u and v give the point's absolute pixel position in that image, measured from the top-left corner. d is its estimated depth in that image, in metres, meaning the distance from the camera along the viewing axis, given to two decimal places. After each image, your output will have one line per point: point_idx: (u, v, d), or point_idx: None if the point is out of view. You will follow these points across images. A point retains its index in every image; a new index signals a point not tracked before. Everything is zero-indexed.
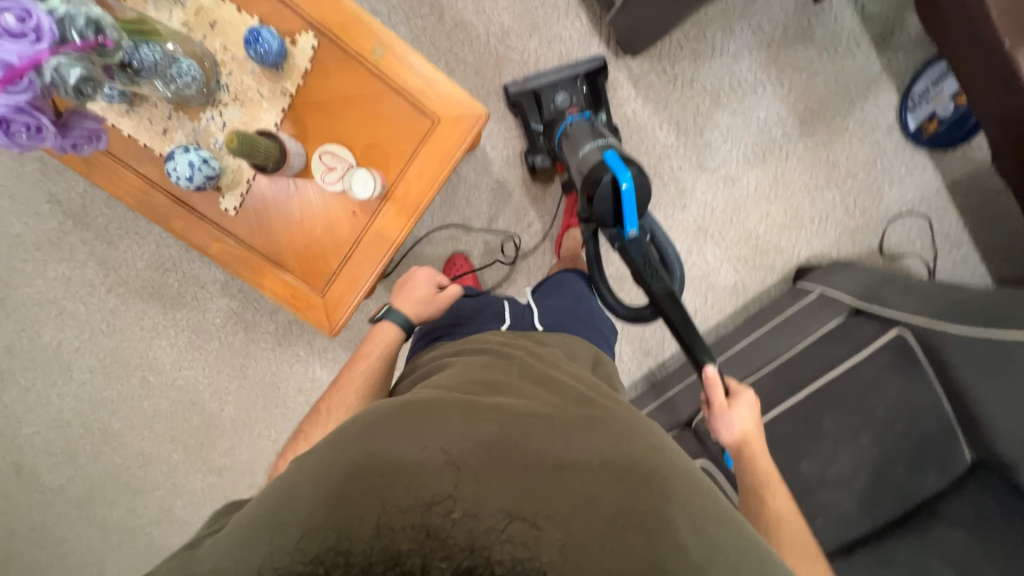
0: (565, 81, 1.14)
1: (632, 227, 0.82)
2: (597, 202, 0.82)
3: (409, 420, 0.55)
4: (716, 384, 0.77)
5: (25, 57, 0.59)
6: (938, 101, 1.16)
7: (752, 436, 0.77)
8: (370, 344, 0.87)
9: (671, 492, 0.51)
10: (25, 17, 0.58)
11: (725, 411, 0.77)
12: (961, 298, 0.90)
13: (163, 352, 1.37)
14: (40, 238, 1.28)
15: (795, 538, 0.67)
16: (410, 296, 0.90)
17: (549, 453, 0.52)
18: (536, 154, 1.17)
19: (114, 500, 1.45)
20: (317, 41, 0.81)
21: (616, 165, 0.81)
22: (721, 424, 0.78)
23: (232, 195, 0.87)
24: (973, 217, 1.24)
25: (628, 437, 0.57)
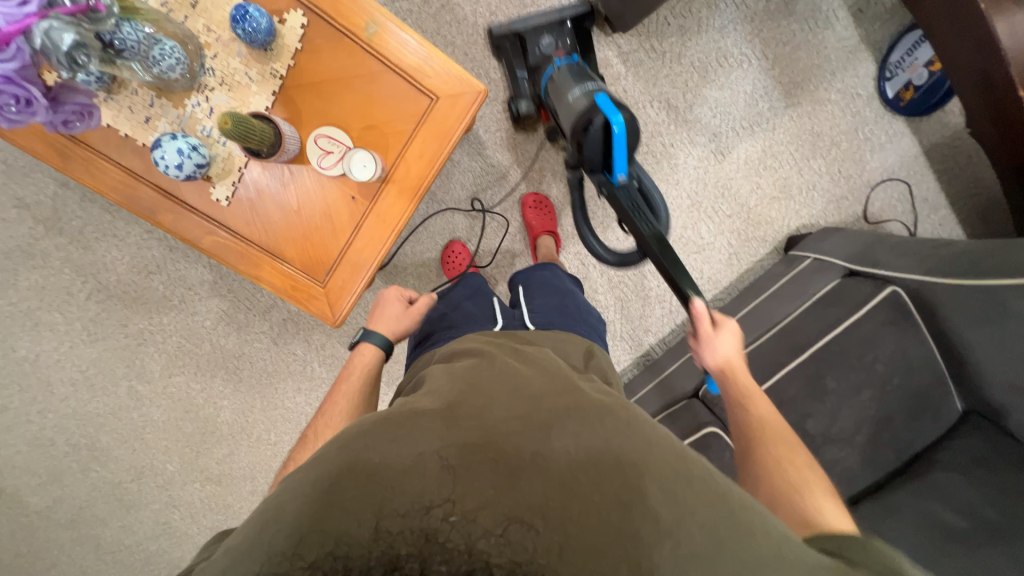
0: (552, 24, 1.08)
1: (620, 172, 0.88)
2: (588, 146, 0.86)
3: (391, 421, 0.52)
4: (702, 315, 0.82)
5: (13, 21, 0.59)
6: (912, 70, 1.20)
7: (737, 362, 0.79)
8: (350, 370, 0.81)
9: (653, 463, 0.48)
10: None
11: (710, 337, 0.81)
12: (948, 252, 0.93)
13: (151, 359, 1.31)
14: (9, 245, 1.21)
15: (787, 439, 0.67)
16: (387, 302, 0.88)
17: (529, 440, 0.49)
18: (520, 100, 1.13)
19: (107, 518, 1.39)
20: (307, 20, 0.78)
21: (607, 107, 0.82)
22: (706, 350, 0.81)
23: (223, 184, 0.83)
24: (949, 180, 1.29)
25: (603, 416, 0.53)
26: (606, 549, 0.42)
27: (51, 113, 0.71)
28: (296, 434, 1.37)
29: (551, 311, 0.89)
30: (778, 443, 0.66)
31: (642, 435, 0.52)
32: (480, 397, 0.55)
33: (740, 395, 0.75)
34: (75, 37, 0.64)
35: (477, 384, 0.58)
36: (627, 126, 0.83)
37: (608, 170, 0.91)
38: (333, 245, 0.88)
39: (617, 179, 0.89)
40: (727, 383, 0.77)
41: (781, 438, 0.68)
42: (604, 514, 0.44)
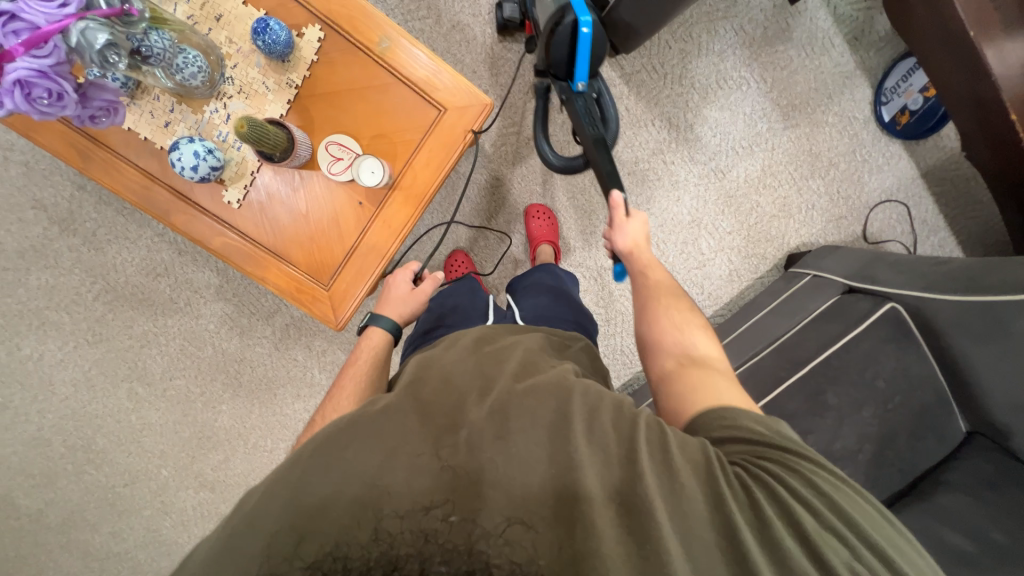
0: None
1: (581, 80, 0.90)
2: (554, 46, 0.86)
3: (368, 416, 0.50)
4: (619, 205, 0.84)
5: (52, 21, 0.61)
6: (908, 95, 1.23)
7: (642, 246, 0.81)
8: (358, 354, 0.81)
9: (606, 430, 0.49)
10: None
11: (622, 221, 0.83)
12: (946, 269, 0.94)
13: (154, 361, 1.32)
14: (23, 245, 1.23)
15: (676, 292, 0.72)
16: (394, 286, 0.92)
17: (492, 424, 0.49)
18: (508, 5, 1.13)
19: (97, 523, 1.37)
20: (324, 34, 0.82)
21: (578, 7, 0.83)
22: (617, 234, 0.83)
23: (236, 187, 0.86)
24: (947, 202, 1.31)
25: (567, 395, 0.51)
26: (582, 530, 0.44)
27: (79, 110, 0.72)
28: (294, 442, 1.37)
29: (541, 309, 0.90)
30: (667, 299, 0.71)
31: (602, 409, 0.51)
32: (454, 385, 0.54)
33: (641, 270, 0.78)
34: (108, 37, 0.65)
35: (450, 377, 0.56)
36: (593, 37, 0.85)
37: (570, 78, 0.93)
38: (338, 249, 0.89)
39: (576, 86, 0.92)
40: (631, 261, 0.80)
41: (672, 296, 0.72)
42: (569, 489, 0.45)
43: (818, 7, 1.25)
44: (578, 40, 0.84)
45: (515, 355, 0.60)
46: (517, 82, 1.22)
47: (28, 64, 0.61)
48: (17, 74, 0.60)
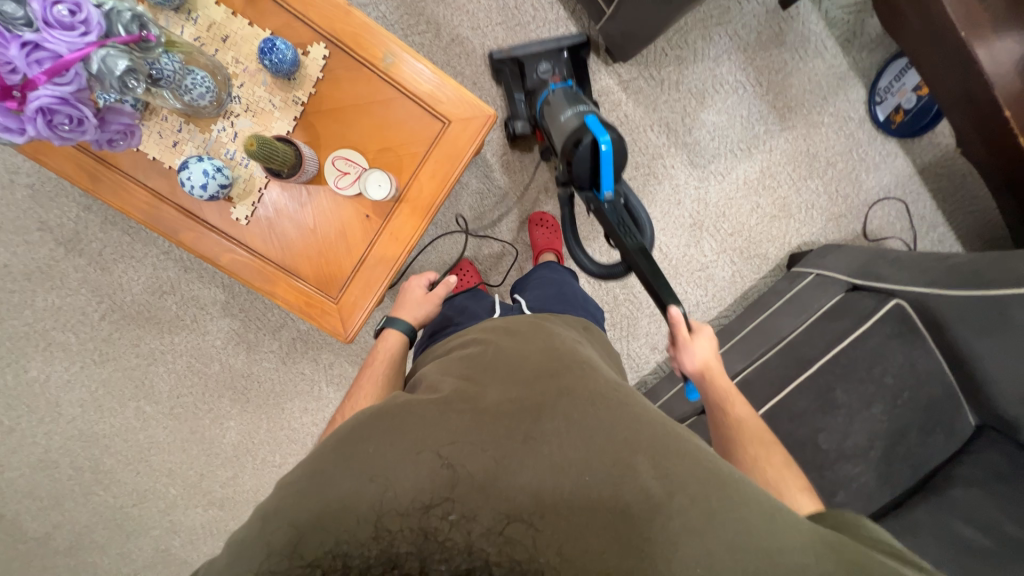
0: (548, 53, 1.14)
1: (608, 189, 0.86)
2: (576, 162, 0.87)
3: (387, 416, 0.53)
4: (681, 322, 0.81)
5: (75, 49, 0.62)
6: (901, 94, 1.25)
7: (713, 365, 0.82)
8: (374, 355, 0.84)
9: (644, 442, 0.51)
10: (75, 10, 0.62)
11: (688, 342, 0.82)
12: (949, 264, 0.94)
13: (161, 379, 1.32)
14: (30, 267, 1.24)
15: (763, 438, 0.72)
16: (410, 290, 0.95)
17: (521, 425, 0.51)
18: (517, 120, 1.17)
19: (106, 544, 1.36)
20: (329, 51, 0.83)
21: (595, 127, 0.86)
22: (685, 355, 0.82)
23: (243, 204, 0.87)
24: (943, 199, 1.33)
25: (591, 402, 0.54)
26: (593, 525, 0.46)
27: (98, 134, 0.72)
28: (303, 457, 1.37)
29: (548, 300, 0.94)
30: (751, 443, 0.71)
31: (627, 415, 0.54)
32: (472, 385, 0.57)
33: (720, 396, 0.78)
34: (127, 62, 0.66)
35: (472, 378, 0.58)
36: (615, 146, 0.85)
37: (595, 187, 0.90)
38: (347, 261, 0.90)
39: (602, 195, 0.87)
40: (707, 387, 0.80)
41: (756, 438, 0.72)
42: (594, 493, 0.48)
43: (810, 11, 1.26)
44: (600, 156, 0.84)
45: (536, 354, 0.62)
46: None
47: (50, 90, 0.61)
48: (40, 100, 0.61)
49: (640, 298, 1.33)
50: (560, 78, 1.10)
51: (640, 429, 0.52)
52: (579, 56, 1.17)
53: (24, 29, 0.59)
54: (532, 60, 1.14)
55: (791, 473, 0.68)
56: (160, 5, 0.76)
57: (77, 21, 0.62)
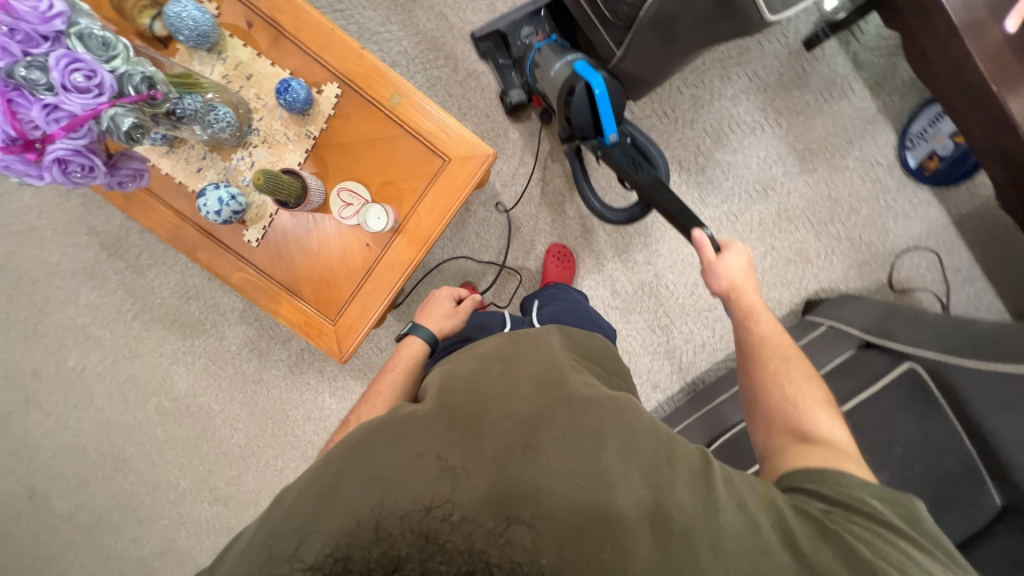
0: (528, 16, 1.15)
1: (611, 130, 0.89)
2: (574, 111, 0.90)
3: (389, 424, 0.53)
4: (704, 243, 0.79)
5: (88, 109, 0.59)
6: (936, 140, 1.19)
7: (743, 287, 0.78)
8: (396, 360, 0.87)
9: (642, 451, 0.50)
10: (90, 75, 0.59)
11: (714, 262, 0.79)
12: (970, 332, 0.89)
13: (180, 378, 1.41)
14: (76, 267, 1.36)
15: (786, 354, 0.69)
16: (438, 300, 0.97)
17: (519, 436, 0.50)
18: (511, 91, 1.19)
19: (120, 529, 1.46)
20: (341, 90, 0.88)
21: (586, 73, 0.88)
22: (712, 278, 0.79)
23: (255, 228, 0.93)
24: (982, 252, 1.24)
25: (590, 411, 0.52)
26: (592, 531, 0.45)
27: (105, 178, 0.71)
28: (303, 463, 1.43)
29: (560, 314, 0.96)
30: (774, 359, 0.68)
31: (629, 424, 0.52)
32: (474, 394, 0.56)
33: (743, 316, 0.75)
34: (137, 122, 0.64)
35: (471, 394, 0.56)
36: (607, 83, 0.88)
37: (598, 133, 0.92)
38: (346, 285, 0.95)
39: (608, 139, 0.90)
40: (732, 306, 0.77)
41: (780, 354, 0.69)
42: (590, 500, 0.46)
43: (836, 53, 1.22)
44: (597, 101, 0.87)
45: (534, 365, 0.61)
46: (531, 138, 1.27)
47: (65, 146, 0.60)
48: (53, 155, 0.59)
49: (643, 334, 1.30)
50: (544, 37, 1.11)
51: (634, 435, 0.51)
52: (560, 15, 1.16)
53: (43, 92, 0.56)
54: (513, 29, 1.15)
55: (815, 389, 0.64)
56: (193, 48, 0.84)
57: (93, 84, 0.59)
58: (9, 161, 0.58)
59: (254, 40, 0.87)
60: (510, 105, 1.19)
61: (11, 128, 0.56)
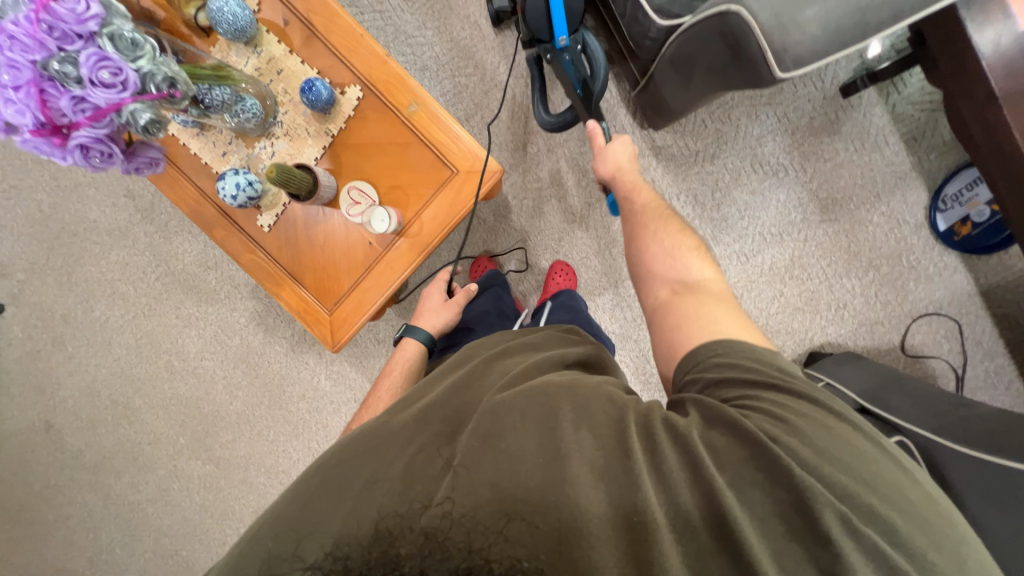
0: None
1: (563, 34, 0.84)
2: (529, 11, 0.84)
3: (377, 433, 0.55)
4: (596, 133, 0.85)
5: (110, 102, 0.59)
6: (972, 205, 1.14)
7: (628, 165, 0.83)
8: (394, 364, 0.93)
9: (598, 420, 0.51)
10: (117, 71, 0.59)
11: (603, 147, 0.84)
12: (967, 416, 0.85)
13: (191, 341, 1.49)
14: (112, 225, 1.45)
15: (665, 215, 0.75)
16: (431, 299, 1.04)
17: (490, 426, 0.51)
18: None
19: (122, 471, 1.58)
20: (362, 93, 0.91)
21: None
22: (601, 161, 0.84)
23: (269, 214, 0.98)
24: (1008, 328, 1.17)
25: (556, 393, 0.54)
26: (562, 504, 0.45)
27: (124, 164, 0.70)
28: (292, 437, 1.50)
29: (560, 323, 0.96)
30: (655, 220, 0.73)
31: (584, 399, 0.53)
32: (458, 400, 0.58)
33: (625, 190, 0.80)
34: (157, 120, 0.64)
35: (443, 400, 0.58)
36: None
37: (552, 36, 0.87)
38: (346, 280, 0.99)
39: (558, 43, 0.85)
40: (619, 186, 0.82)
41: (658, 217, 0.75)
42: (555, 474, 0.47)
43: (874, 103, 1.18)
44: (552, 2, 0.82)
45: (501, 376, 0.62)
46: (549, 154, 1.27)
47: (87, 135, 0.60)
48: (76, 142, 0.60)
49: (633, 363, 1.30)
50: None
51: (589, 405, 0.53)
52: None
53: (72, 84, 0.57)
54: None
55: (686, 238, 0.70)
56: (231, 40, 0.89)
57: (118, 80, 0.59)
58: (35, 145, 0.59)
59: (288, 37, 0.91)
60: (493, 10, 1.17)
61: (38, 115, 0.57)
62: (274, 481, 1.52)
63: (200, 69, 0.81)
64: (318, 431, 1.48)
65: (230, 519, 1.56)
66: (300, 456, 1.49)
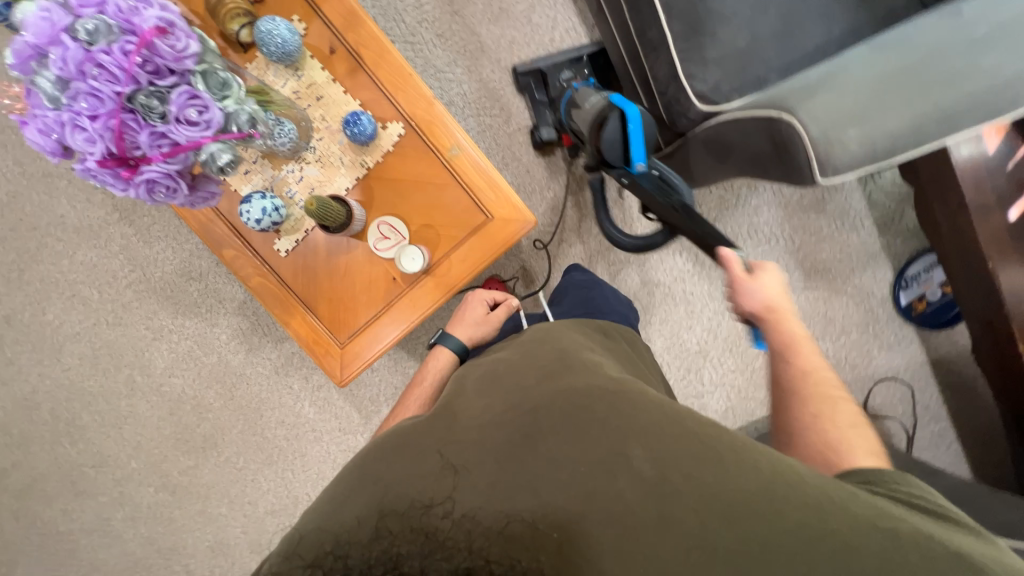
0: (570, 61, 1.22)
1: (639, 161, 0.88)
2: (606, 144, 0.88)
3: (401, 438, 0.53)
4: (732, 261, 0.80)
5: (191, 140, 0.58)
6: (927, 286, 1.29)
7: (779, 304, 0.76)
8: (425, 372, 0.93)
9: (643, 426, 0.48)
10: (202, 110, 0.58)
11: (747, 281, 0.79)
12: (932, 482, 0.95)
13: (159, 356, 1.37)
14: (82, 223, 1.32)
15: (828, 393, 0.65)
16: (472, 306, 0.99)
17: (518, 427, 0.49)
18: (542, 128, 1.23)
19: (54, 496, 1.41)
20: (404, 131, 0.91)
21: (621, 104, 0.87)
22: (744, 295, 0.78)
23: (288, 238, 0.94)
24: (951, 396, 1.33)
25: (590, 393, 0.52)
26: (588, 521, 0.42)
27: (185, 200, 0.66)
28: (264, 465, 1.40)
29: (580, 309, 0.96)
30: (816, 396, 0.65)
31: (625, 404, 0.51)
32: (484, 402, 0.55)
33: (782, 341, 0.72)
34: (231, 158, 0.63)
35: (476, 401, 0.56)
36: (643, 119, 0.87)
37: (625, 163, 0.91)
38: (363, 313, 0.96)
39: (635, 168, 0.89)
40: (770, 327, 0.75)
41: (823, 392, 0.66)
42: (591, 484, 0.44)
43: (854, 188, 1.32)
44: (629, 134, 0.86)
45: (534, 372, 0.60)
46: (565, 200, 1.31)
47: (158, 169, 0.58)
48: (146, 176, 0.58)
49: None
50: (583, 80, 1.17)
51: (637, 413, 0.49)
52: (598, 65, 1.24)
53: (156, 119, 0.56)
54: (555, 69, 1.22)
55: (862, 437, 0.59)
56: (273, 62, 0.86)
57: (203, 119, 0.58)
58: (99, 175, 0.57)
59: (332, 65, 0.90)
60: (540, 140, 1.23)
61: (113, 146, 0.55)
62: (237, 513, 1.41)
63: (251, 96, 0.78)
64: (294, 460, 1.40)
65: (179, 554, 1.42)
66: (271, 486, 1.39)
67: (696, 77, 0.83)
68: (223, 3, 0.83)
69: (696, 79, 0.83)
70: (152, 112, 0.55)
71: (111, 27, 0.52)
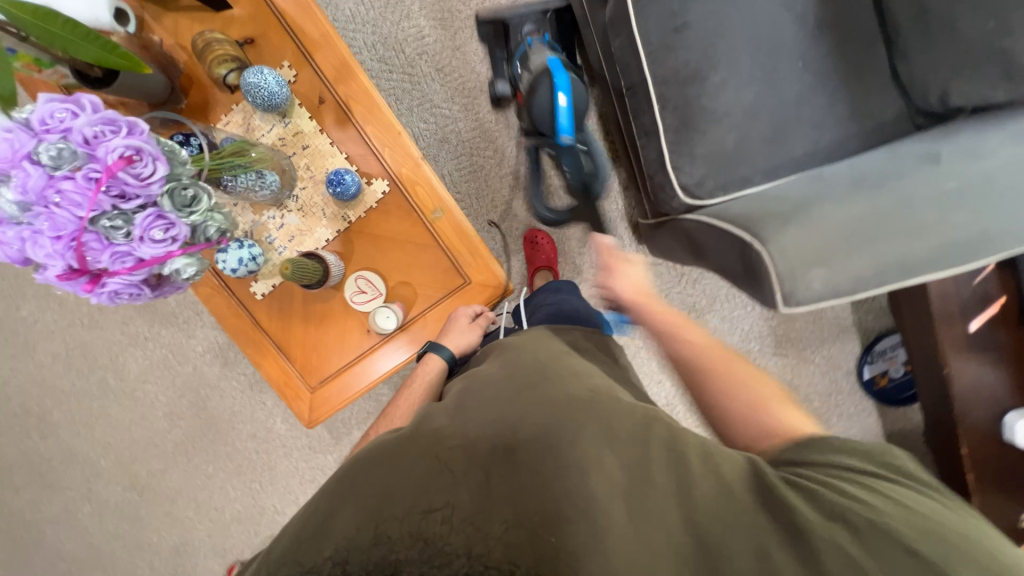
0: (535, 15, 1.13)
1: (565, 132, 1.03)
2: (537, 111, 1.03)
3: (393, 441, 0.51)
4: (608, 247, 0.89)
5: (156, 255, 0.56)
6: (891, 363, 1.33)
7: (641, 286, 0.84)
8: (414, 377, 0.86)
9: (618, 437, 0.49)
10: (167, 226, 0.56)
11: (615, 266, 0.86)
12: None
13: (134, 361, 1.37)
14: None
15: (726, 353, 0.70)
16: (455, 318, 0.91)
17: (507, 434, 0.49)
18: (499, 81, 1.18)
19: (22, 486, 1.43)
20: (389, 188, 0.91)
21: (556, 70, 1.00)
22: (617, 279, 0.84)
23: (265, 282, 0.94)
24: None
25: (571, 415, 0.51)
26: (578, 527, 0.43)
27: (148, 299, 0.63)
28: (232, 475, 1.42)
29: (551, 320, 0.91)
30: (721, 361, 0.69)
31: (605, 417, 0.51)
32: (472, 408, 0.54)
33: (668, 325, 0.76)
34: (197, 269, 0.62)
35: None
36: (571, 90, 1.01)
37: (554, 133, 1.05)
38: (335, 361, 0.97)
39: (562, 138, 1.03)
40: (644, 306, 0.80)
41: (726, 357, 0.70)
42: (580, 489, 0.45)
43: None
44: (557, 103, 1.00)
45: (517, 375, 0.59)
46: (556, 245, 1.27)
47: (121, 282, 0.56)
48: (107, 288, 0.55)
49: None
50: (540, 33, 1.12)
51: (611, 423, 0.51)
52: (564, 23, 1.16)
53: (118, 237, 0.53)
54: (518, 22, 1.13)
55: (769, 386, 0.65)
56: (260, 110, 0.85)
57: (169, 236, 0.56)
58: (56, 285, 0.54)
59: (321, 115, 0.88)
60: (496, 96, 1.19)
61: (71, 262, 0.53)
62: (203, 517, 1.43)
63: (223, 159, 0.75)
64: (262, 472, 1.42)
65: (143, 551, 1.44)
66: (237, 496, 1.41)
67: (682, 170, 0.84)
68: (212, 48, 0.82)
69: (681, 172, 0.84)
70: (115, 231, 0.53)
71: (76, 151, 0.50)
